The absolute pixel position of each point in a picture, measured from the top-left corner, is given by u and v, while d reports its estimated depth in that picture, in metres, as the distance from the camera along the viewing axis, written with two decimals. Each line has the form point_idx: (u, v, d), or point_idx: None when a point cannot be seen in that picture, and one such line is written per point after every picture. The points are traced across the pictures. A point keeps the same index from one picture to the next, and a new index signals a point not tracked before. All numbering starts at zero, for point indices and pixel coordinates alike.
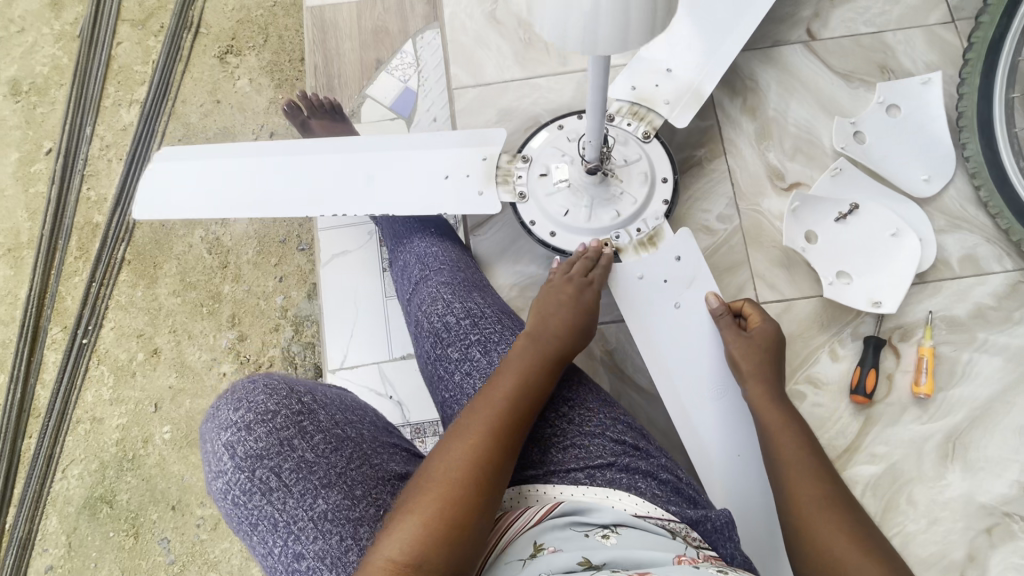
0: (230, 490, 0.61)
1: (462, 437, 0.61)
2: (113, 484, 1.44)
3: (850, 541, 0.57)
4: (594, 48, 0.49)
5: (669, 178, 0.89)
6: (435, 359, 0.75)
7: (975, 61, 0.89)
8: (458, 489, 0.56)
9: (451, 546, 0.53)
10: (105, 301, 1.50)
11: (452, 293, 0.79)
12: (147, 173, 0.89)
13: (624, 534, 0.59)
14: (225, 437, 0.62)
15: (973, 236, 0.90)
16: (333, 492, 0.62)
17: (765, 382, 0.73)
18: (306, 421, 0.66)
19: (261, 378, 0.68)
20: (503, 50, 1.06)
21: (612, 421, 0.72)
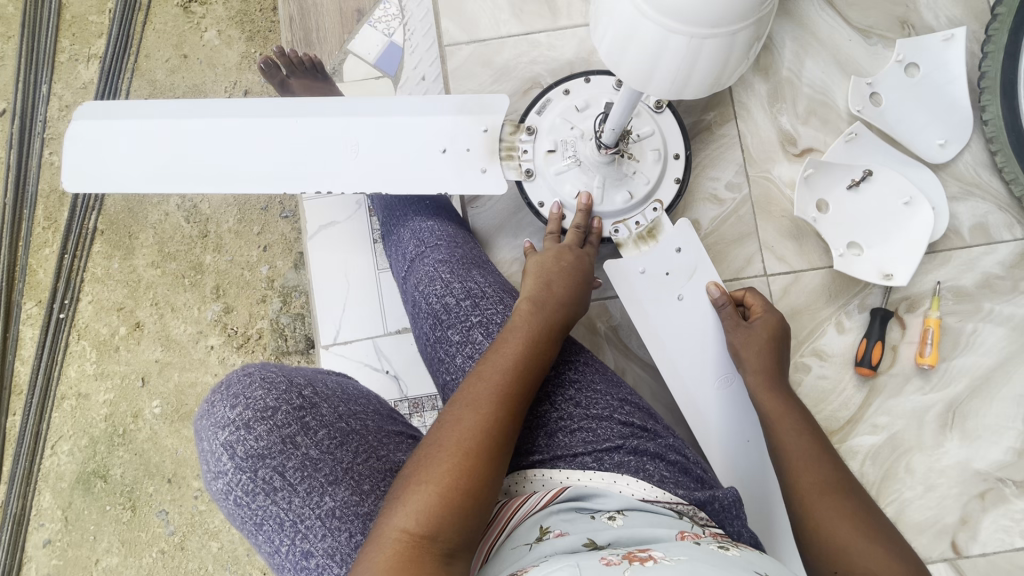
0: (232, 490, 0.60)
1: (473, 404, 0.58)
2: (106, 459, 1.42)
3: (848, 524, 0.58)
4: (661, 94, 0.42)
5: (681, 155, 0.83)
6: (435, 341, 0.72)
7: (1005, 17, 0.84)
8: (472, 458, 0.54)
9: (467, 516, 0.52)
10: (81, 274, 1.43)
11: (450, 273, 0.75)
12: (89, 120, 0.82)
13: (629, 514, 0.58)
14: (223, 437, 0.60)
15: (985, 204, 0.88)
16: (340, 488, 0.60)
17: (765, 367, 0.73)
18: (308, 416, 0.63)
19: (257, 370, 0.65)
20: (498, 3, 0.97)
21: (620, 403, 0.70)
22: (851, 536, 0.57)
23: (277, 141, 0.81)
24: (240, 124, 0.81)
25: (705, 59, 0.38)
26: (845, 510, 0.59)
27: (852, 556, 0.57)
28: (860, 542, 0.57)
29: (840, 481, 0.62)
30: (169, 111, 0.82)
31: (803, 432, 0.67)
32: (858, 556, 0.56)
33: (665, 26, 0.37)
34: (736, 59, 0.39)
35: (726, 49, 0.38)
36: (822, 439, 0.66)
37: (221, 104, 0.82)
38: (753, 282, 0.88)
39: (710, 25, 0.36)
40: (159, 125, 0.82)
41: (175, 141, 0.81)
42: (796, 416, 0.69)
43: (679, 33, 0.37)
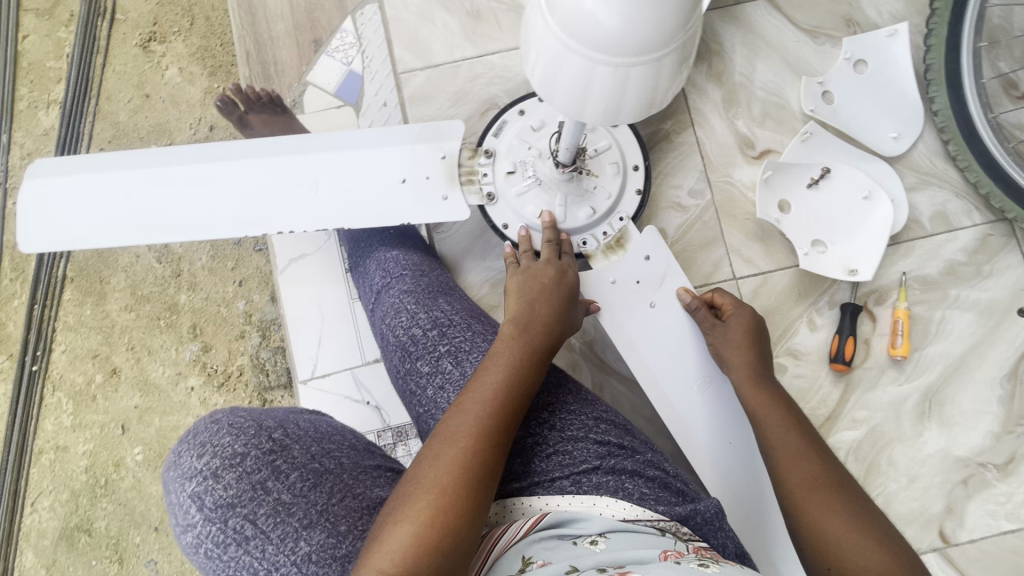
0: (202, 544, 0.58)
1: (452, 438, 0.56)
2: (89, 512, 1.37)
3: (837, 517, 0.58)
4: (595, 121, 0.41)
5: (641, 165, 0.84)
6: (405, 374, 0.70)
7: (943, 10, 0.84)
8: (450, 496, 0.52)
9: (445, 557, 0.50)
10: (52, 323, 1.40)
11: (415, 303, 0.74)
12: (41, 175, 0.82)
13: (611, 537, 0.57)
14: (191, 488, 0.59)
15: (943, 192, 0.89)
16: (315, 531, 0.58)
17: (750, 362, 0.72)
18: (279, 459, 0.61)
19: (225, 417, 0.64)
20: (450, 27, 0.97)
21: (595, 421, 0.69)
22: (840, 530, 0.57)
23: (234, 184, 0.81)
24: (195, 170, 0.81)
25: (633, 86, 0.38)
26: (834, 503, 0.59)
27: (845, 548, 0.56)
28: (850, 534, 0.57)
29: (829, 473, 0.61)
30: (124, 164, 0.82)
31: (791, 426, 0.66)
32: (850, 550, 0.56)
33: (589, 57, 0.36)
34: (665, 83, 0.39)
35: (654, 74, 0.37)
36: (809, 431, 0.66)
37: (174, 150, 0.82)
38: (722, 286, 0.88)
39: (632, 51, 0.36)
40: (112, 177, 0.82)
41: (131, 194, 0.82)
42: (782, 409, 0.68)
43: (605, 63, 0.36)
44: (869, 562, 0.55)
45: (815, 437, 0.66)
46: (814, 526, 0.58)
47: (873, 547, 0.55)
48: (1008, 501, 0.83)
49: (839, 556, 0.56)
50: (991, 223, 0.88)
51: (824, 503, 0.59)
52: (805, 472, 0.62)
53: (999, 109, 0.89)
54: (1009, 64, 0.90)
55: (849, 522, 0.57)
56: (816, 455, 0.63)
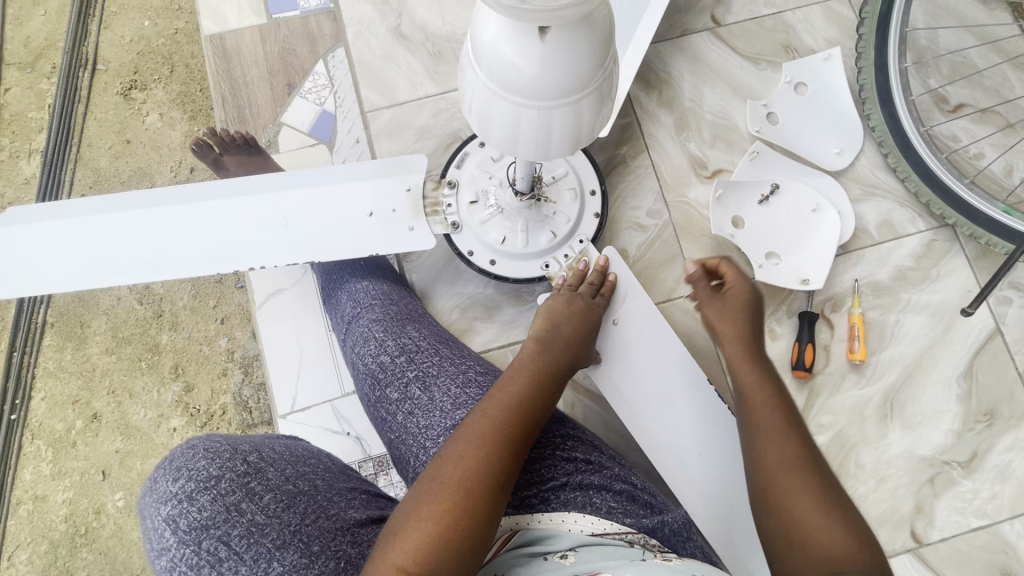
0: (175, 567, 0.54)
1: (475, 439, 0.58)
2: (68, 564, 1.34)
3: (797, 491, 0.57)
4: (529, 156, 0.45)
5: (597, 190, 0.87)
6: (376, 402, 0.71)
7: (868, 35, 0.90)
8: (472, 496, 0.54)
9: (463, 558, 0.51)
10: (32, 370, 1.40)
11: (384, 331, 0.76)
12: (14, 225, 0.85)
13: (581, 550, 0.56)
14: (164, 512, 0.55)
15: (887, 201, 0.94)
16: (288, 552, 0.55)
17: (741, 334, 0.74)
18: (253, 481, 0.58)
19: (200, 440, 0.60)
20: (414, 67, 1.01)
21: (563, 439, 0.69)
22: (801, 506, 0.56)
23: (207, 221, 0.84)
24: (170, 210, 0.84)
25: (558, 124, 0.41)
26: (799, 477, 0.58)
27: (803, 526, 0.55)
28: (811, 513, 0.56)
29: (799, 448, 0.61)
30: (92, 208, 0.85)
31: (768, 400, 0.66)
32: (805, 523, 0.55)
33: (515, 101, 0.40)
34: (588, 119, 0.42)
35: (575, 114, 0.41)
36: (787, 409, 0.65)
37: (150, 192, 0.85)
38: (684, 301, 0.91)
39: (552, 96, 0.39)
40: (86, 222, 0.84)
41: (105, 235, 0.84)
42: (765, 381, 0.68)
43: (529, 107, 0.40)
44: (823, 541, 0.54)
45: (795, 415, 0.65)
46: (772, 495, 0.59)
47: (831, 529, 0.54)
48: (975, 498, 0.85)
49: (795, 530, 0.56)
50: (934, 229, 0.93)
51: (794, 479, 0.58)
52: (775, 445, 0.61)
53: (933, 122, 0.95)
54: (938, 81, 0.96)
55: (809, 498, 0.57)
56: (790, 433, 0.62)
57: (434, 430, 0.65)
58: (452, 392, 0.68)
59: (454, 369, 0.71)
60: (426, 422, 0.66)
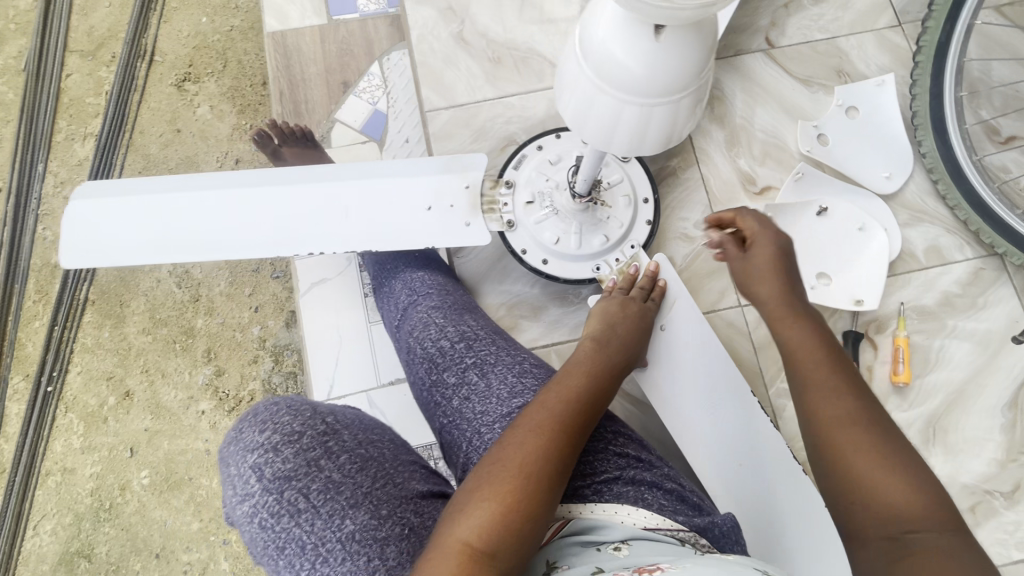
0: (257, 513, 0.56)
1: (535, 428, 0.59)
2: (91, 537, 1.37)
3: (866, 454, 0.53)
4: (621, 152, 0.47)
5: (650, 199, 0.89)
6: (432, 385, 0.72)
7: (925, 63, 0.92)
8: (533, 481, 0.55)
9: (523, 539, 0.53)
10: (70, 345, 1.43)
11: (444, 318, 0.78)
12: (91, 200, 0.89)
13: (633, 543, 0.57)
14: (252, 459, 0.58)
15: (936, 228, 0.95)
16: (360, 511, 0.57)
17: (778, 293, 0.68)
18: (331, 441, 0.61)
19: (284, 400, 0.64)
20: (473, 71, 1.05)
21: (615, 435, 0.71)
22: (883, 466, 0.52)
23: (275, 206, 0.87)
24: (241, 192, 0.87)
25: (656, 122, 0.43)
26: (887, 438, 0.54)
27: (869, 485, 0.52)
28: (893, 471, 0.52)
29: (869, 412, 0.56)
30: (168, 185, 0.88)
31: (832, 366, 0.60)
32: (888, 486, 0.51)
33: (619, 97, 0.42)
34: (683, 119, 0.44)
35: (673, 112, 0.43)
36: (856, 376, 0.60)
37: (224, 176, 0.89)
38: (728, 313, 0.92)
39: (656, 94, 0.41)
40: (159, 201, 0.88)
41: (177, 214, 0.88)
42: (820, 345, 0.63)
43: (632, 103, 0.42)
44: (902, 504, 0.50)
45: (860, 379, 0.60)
46: (840, 458, 0.54)
47: (908, 480, 0.51)
48: (1017, 530, 0.84)
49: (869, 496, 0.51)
50: (983, 257, 0.93)
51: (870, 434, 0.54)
52: (839, 404, 0.57)
53: (984, 152, 0.96)
54: (990, 112, 0.97)
55: (880, 459, 0.52)
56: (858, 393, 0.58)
57: (489, 417, 0.66)
58: (509, 380, 0.69)
59: (510, 359, 0.72)
60: (482, 409, 0.67)
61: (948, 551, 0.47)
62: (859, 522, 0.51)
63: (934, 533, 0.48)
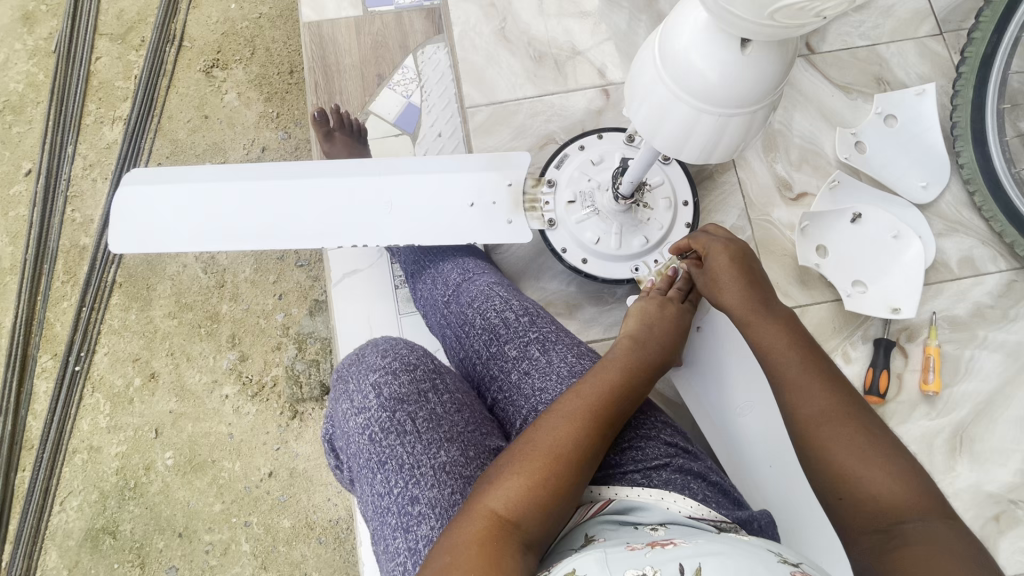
0: (369, 426, 0.62)
1: (568, 414, 0.60)
2: (115, 515, 1.40)
3: (849, 450, 0.58)
4: (690, 159, 0.48)
5: (690, 202, 0.90)
6: (490, 358, 0.72)
7: (969, 73, 0.94)
8: (562, 463, 0.56)
9: (548, 513, 0.54)
10: (98, 326, 1.46)
11: (506, 292, 0.78)
12: (159, 177, 0.91)
13: (671, 526, 0.57)
14: (373, 377, 0.64)
15: (970, 239, 0.95)
16: (453, 447, 0.61)
17: (746, 297, 0.72)
18: (439, 379, 0.67)
19: (402, 337, 0.72)
20: (514, 69, 1.06)
21: (664, 424, 0.71)
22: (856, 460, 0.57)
23: (335, 193, 0.88)
24: (307, 177, 0.89)
25: (730, 132, 0.45)
26: (862, 438, 0.58)
27: (851, 477, 0.57)
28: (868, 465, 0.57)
29: (843, 406, 0.61)
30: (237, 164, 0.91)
31: (809, 367, 0.65)
32: (865, 480, 0.56)
33: (696, 107, 0.43)
34: (756, 130, 0.45)
35: (748, 123, 0.44)
36: (831, 370, 0.64)
37: (289, 164, 0.90)
38: None
39: (735, 104, 0.42)
40: (225, 183, 0.90)
41: (240, 197, 0.89)
42: (796, 343, 0.67)
43: (709, 113, 0.43)
44: (886, 497, 0.55)
45: (833, 371, 0.65)
46: (827, 455, 0.59)
47: (890, 470, 0.56)
48: None
49: (858, 492, 0.56)
50: (1016, 270, 0.94)
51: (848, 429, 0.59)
52: (819, 403, 0.62)
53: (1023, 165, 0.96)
54: None
55: (863, 455, 0.57)
56: (832, 384, 0.63)
57: (549, 394, 0.67)
58: (569, 360, 0.70)
59: (569, 341, 0.73)
60: (541, 385, 0.68)
61: (939, 539, 0.51)
62: (846, 516, 0.57)
63: (921, 519, 0.53)
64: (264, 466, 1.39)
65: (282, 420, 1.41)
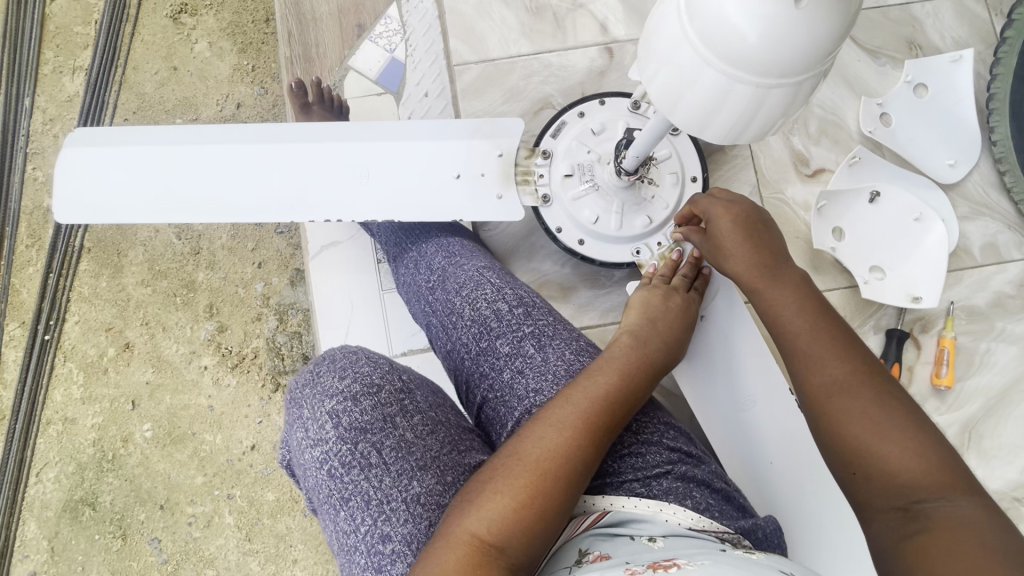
0: (328, 460, 0.56)
1: (558, 424, 0.54)
2: (94, 486, 1.25)
3: (864, 425, 0.52)
4: (715, 140, 0.40)
5: (699, 177, 0.81)
6: (479, 354, 0.65)
7: (1014, 40, 0.86)
8: (549, 479, 0.51)
9: (536, 536, 0.50)
10: (67, 293, 1.27)
11: (497, 280, 0.70)
12: (112, 135, 0.81)
13: (671, 539, 0.53)
14: (329, 406, 0.58)
15: (995, 223, 0.89)
16: (427, 475, 0.56)
17: (753, 258, 0.64)
18: (407, 400, 0.60)
19: (362, 351, 0.64)
20: (508, 21, 0.98)
21: (665, 427, 0.65)
22: (871, 436, 0.51)
23: (305, 162, 0.79)
24: (271, 147, 0.79)
25: (768, 107, 0.36)
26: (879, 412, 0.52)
27: (869, 453, 0.51)
28: (884, 441, 0.51)
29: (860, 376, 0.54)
30: (161, 139, 0.80)
31: (821, 334, 0.58)
32: (883, 458, 0.50)
33: (730, 74, 0.35)
34: (797, 106, 0.37)
35: (790, 97, 0.36)
36: (845, 337, 0.57)
37: (252, 127, 0.81)
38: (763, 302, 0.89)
39: (777, 74, 0.34)
40: (181, 146, 0.80)
41: (197, 161, 0.80)
42: (808, 307, 0.60)
43: (745, 83, 0.35)
44: (905, 474, 0.49)
45: (849, 336, 0.58)
46: (839, 431, 0.53)
47: (908, 446, 0.50)
48: None
49: (872, 468, 0.51)
50: None
51: (863, 402, 0.53)
52: (831, 372, 0.55)
53: None
54: None
55: (878, 429, 0.51)
56: (847, 351, 0.56)
57: (545, 396, 0.61)
58: (567, 357, 0.63)
59: (568, 335, 0.66)
60: (536, 386, 0.62)
61: (966, 519, 0.45)
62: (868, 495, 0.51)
63: (947, 497, 0.47)
64: (246, 438, 1.24)
65: (265, 393, 1.24)
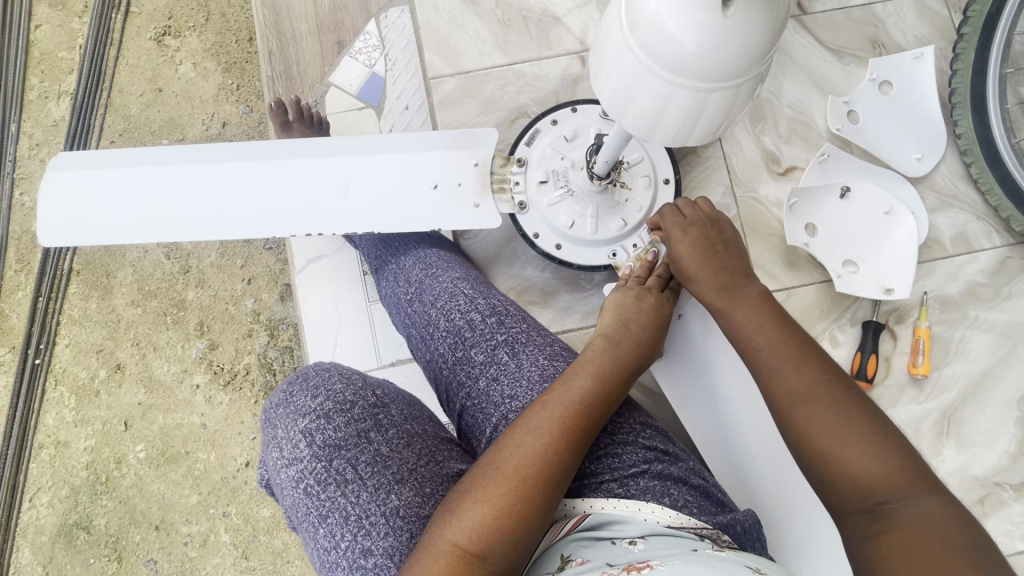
0: (304, 479, 0.57)
1: (535, 431, 0.55)
2: (88, 509, 1.25)
3: (831, 430, 0.53)
4: (665, 142, 0.42)
5: (671, 179, 0.84)
6: (455, 363, 0.66)
7: (971, 36, 0.88)
8: (527, 486, 0.52)
9: (516, 541, 0.50)
10: (57, 317, 1.28)
11: (471, 289, 0.72)
12: (92, 155, 0.83)
13: (651, 539, 0.54)
14: (302, 424, 0.58)
15: (964, 214, 0.91)
16: (405, 488, 0.57)
17: (716, 275, 0.66)
18: (381, 414, 0.61)
19: (335, 366, 0.65)
20: (482, 34, 1.00)
21: (642, 426, 0.66)
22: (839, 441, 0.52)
23: (281, 179, 0.81)
24: (247, 163, 0.81)
25: (711, 109, 0.38)
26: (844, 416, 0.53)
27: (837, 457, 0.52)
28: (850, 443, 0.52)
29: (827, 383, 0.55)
30: (139, 159, 0.82)
31: (787, 344, 0.59)
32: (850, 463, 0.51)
33: (671, 81, 0.37)
34: (738, 107, 0.39)
35: (730, 99, 0.38)
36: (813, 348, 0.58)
37: (229, 146, 0.82)
38: None
39: (716, 78, 0.36)
40: (159, 164, 0.81)
41: (175, 177, 0.81)
42: (772, 318, 0.61)
43: (686, 88, 0.37)
44: (870, 476, 0.50)
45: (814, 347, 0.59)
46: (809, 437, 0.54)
47: (872, 450, 0.51)
48: None
49: (841, 473, 0.51)
50: (1011, 246, 0.89)
51: (830, 406, 0.54)
52: (794, 383, 0.56)
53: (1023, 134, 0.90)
54: None
55: (844, 434, 0.52)
56: (810, 358, 0.57)
57: (520, 401, 0.62)
58: (541, 362, 0.65)
59: (542, 340, 0.67)
60: (511, 392, 0.63)
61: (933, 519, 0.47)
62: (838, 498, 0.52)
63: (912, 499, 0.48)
64: (240, 455, 1.24)
65: (257, 409, 1.25)
